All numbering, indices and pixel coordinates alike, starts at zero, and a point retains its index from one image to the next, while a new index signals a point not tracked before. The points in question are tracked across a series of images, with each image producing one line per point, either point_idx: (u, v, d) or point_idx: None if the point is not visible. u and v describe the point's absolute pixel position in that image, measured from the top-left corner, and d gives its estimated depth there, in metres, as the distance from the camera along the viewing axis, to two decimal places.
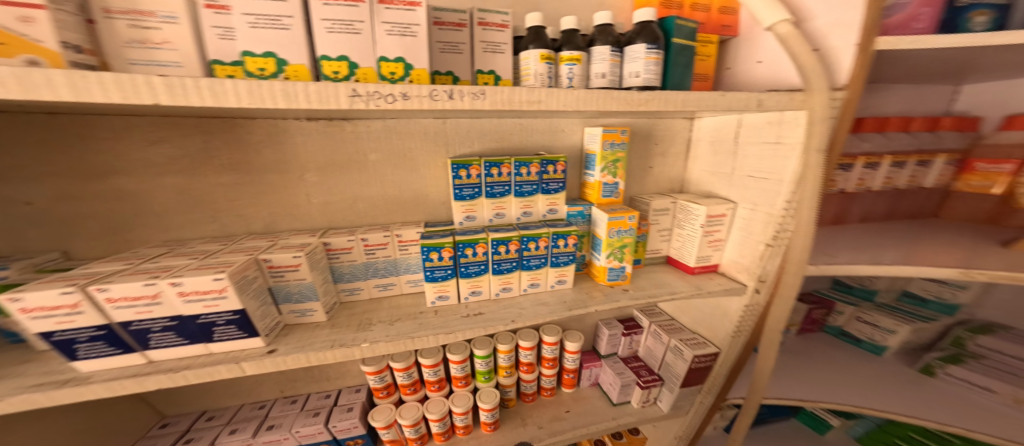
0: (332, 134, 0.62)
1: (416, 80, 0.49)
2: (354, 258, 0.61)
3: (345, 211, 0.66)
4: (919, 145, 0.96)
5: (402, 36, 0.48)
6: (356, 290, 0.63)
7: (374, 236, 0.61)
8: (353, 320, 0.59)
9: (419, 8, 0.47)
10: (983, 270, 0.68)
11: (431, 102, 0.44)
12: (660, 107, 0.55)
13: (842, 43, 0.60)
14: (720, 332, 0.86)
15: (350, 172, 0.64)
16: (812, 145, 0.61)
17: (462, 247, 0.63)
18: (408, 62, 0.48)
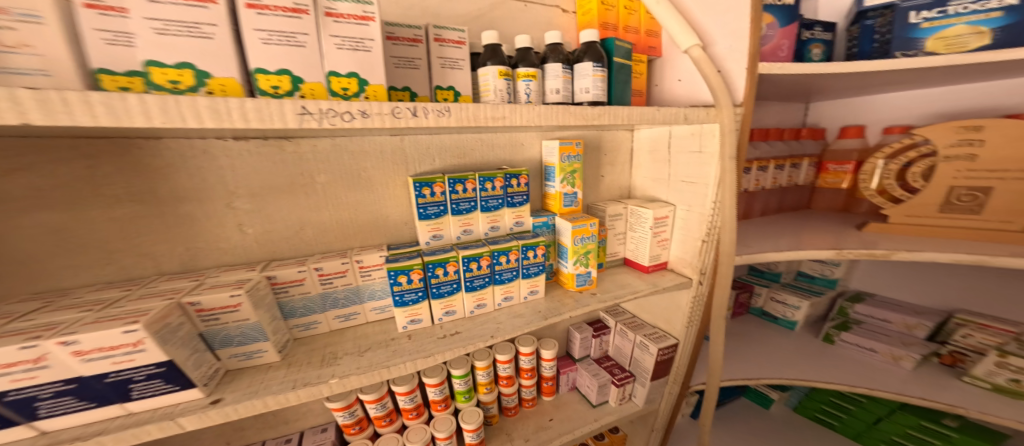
0: (267, 154, 0.55)
1: (373, 96, 0.46)
2: (308, 289, 0.54)
3: (288, 239, 0.59)
4: (790, 151, 1.18)
5: (354, 51, 0.44)
6: (313, 324, 0.55)
7: (331, 264, 0.55)
8: (314, 355, 0.51)
9: (372, 23, 0.45)
10: (850, 250, 0.83)
11: (392, 120, 0.41)
12: (610, 120, 0.58)
13: (736, 67, 0.72)
14: (675, 324, 0.93)
15: (295, 197, 0.57)
16: (725, 154, 0.69)
17: (432, 267, 0.59)
18: (362, 77, 0.45)
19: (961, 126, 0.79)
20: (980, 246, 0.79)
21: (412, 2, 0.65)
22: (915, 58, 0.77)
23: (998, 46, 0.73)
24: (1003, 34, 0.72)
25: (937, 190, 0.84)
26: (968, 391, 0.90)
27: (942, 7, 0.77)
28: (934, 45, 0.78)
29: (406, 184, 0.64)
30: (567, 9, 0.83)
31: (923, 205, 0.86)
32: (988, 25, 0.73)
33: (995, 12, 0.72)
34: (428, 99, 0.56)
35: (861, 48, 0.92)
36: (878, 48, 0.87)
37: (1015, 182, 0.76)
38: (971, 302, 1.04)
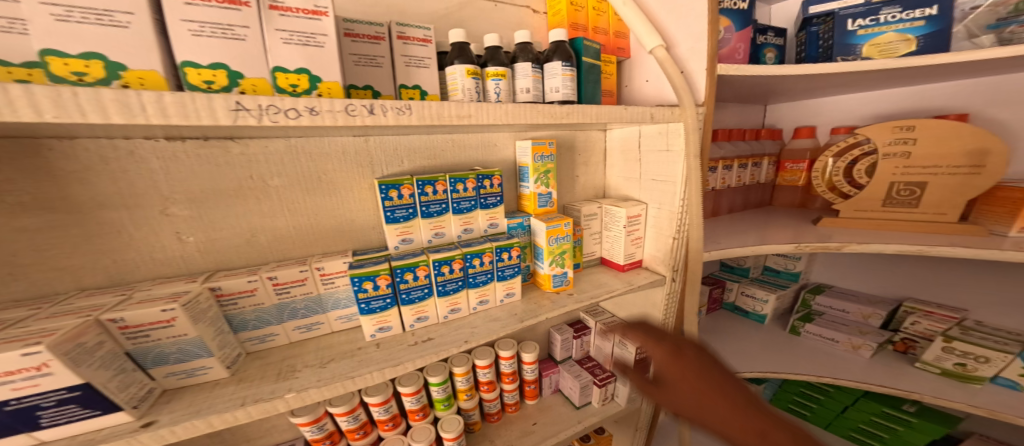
0: (210, 156, 0.50)
1: (325, 94, 0.43)
2: (261, 301, 0.49)
3: (239, 248, 0.54)
4: (752, 150, 1.24)
5: (305, 46, 0.41)
6: (269, 336, 0.51)
7: (288, 272, 0.50)
8: (269, 369, 0.46)
9: (326, 18, 0.42)
10: (808, 243, 0.88)
11: (346, 118, 0.38)
12: (579, 119, 0.58)
13: (697, 68, 0.75)
14: (652, 322, 0.94)
15: (245, 202, 0.53)
16: (690, 152, 0.71)
17: (400, 273, 0.56)
18: (314, 73, 0.42)
19: (897, 126, 0.87)
20: (923, 237, 0.85)
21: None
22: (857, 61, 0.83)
23: (923, 51, 0.82)
24: (927, 40, 0.82)
25: (881, 185, 0.91)
26: (920, 374, 0.96)
27: (875, 15, 0.86)
28: (870, 51, 0.87)
29: (372, 187, 0.61)
30: (538, 9, 0.83)
31: (869, 199, 0.93)
32: (914, 33, 0.82)
33: (918, 21, 0.82)
34: (393, 98, 0.54)
35: (808, 53, 0.99)
36: (823, 53, 0.94)
37: (946, 176, 0.84)
38: (917, 289, 1.11)
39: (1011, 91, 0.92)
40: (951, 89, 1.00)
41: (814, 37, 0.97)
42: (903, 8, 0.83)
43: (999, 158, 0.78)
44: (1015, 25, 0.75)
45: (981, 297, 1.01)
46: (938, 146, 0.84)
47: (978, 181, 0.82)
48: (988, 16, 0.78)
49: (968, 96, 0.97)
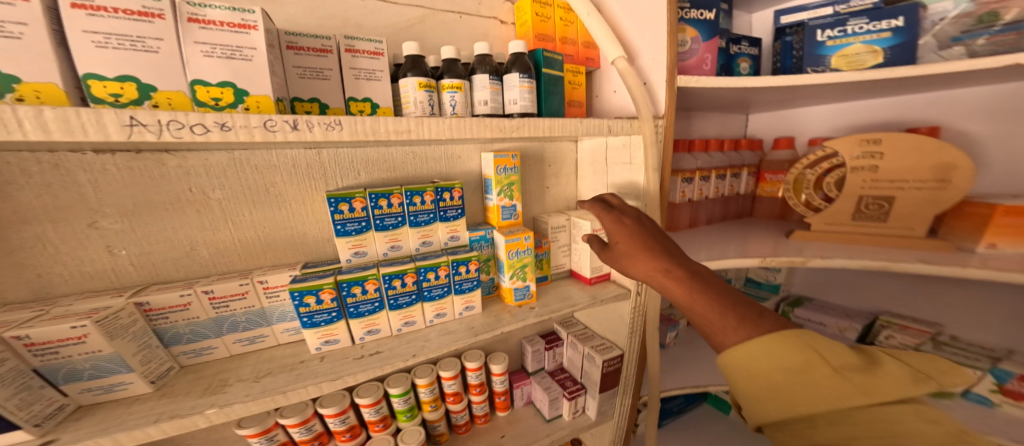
0: (143, 169, 0.50)
1: (251, 108, 0.42)
2: (195, 314, 0.49)
3: (178, 261, 0.54)
4: (730, 161, 1.24)
5: (229, 59, 0.40)
6: (207, 350, 0.50)
7: (226, 286, 0.50)
8: (199, 383, 0.46)
9: (255, 32, 0.42)
10: (775, 257, 0.87)
11: (264, 133, 0.38)
12: (530, 133, 0.59)
13: (658, 79, 0.76)
14: (620, 334, 0.94)
15: (185, 215, 0.53)
16: (649, 165, 0.72)
17: (347, 286, 0.56)
18: (239, 87, 0.41)
19: (864, 139, 0.87)
20: (892, 252, 0.85)
21: (334, 11, 0.62)
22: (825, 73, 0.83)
23: (890, 63, 0.82)
24: (894, 52, 0.82)
25: (850, 199, 0.91)
26: None
27: (842, 26, 0.86)
28: (838, 62, 0.87)
29: (322, 200, 0.61)
30: (505, 20, 0.84)
31: (839, 213, 0.93)
32: (881, 44, 0.82)
33: (885, 32, 0.82)
34: (342, 111, 0.54)
35: (783, 63, 1.00)
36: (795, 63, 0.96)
37: (913, 191, 0.84)
38: (893, 303, 1.09)
39: (985, 104, 0.92)
40: (920, 102, 1.00)
41: (787, 47, 0.99)
42: (870, 19, 0.83)
43: (964, 173, 0.78)
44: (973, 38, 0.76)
45: (953, 311, 1.00)
46: (904, 160, 0.84)
47: (944, 196, 0.81)
48: (954, 27, 0.78)
49: (937, 109, 0.98)
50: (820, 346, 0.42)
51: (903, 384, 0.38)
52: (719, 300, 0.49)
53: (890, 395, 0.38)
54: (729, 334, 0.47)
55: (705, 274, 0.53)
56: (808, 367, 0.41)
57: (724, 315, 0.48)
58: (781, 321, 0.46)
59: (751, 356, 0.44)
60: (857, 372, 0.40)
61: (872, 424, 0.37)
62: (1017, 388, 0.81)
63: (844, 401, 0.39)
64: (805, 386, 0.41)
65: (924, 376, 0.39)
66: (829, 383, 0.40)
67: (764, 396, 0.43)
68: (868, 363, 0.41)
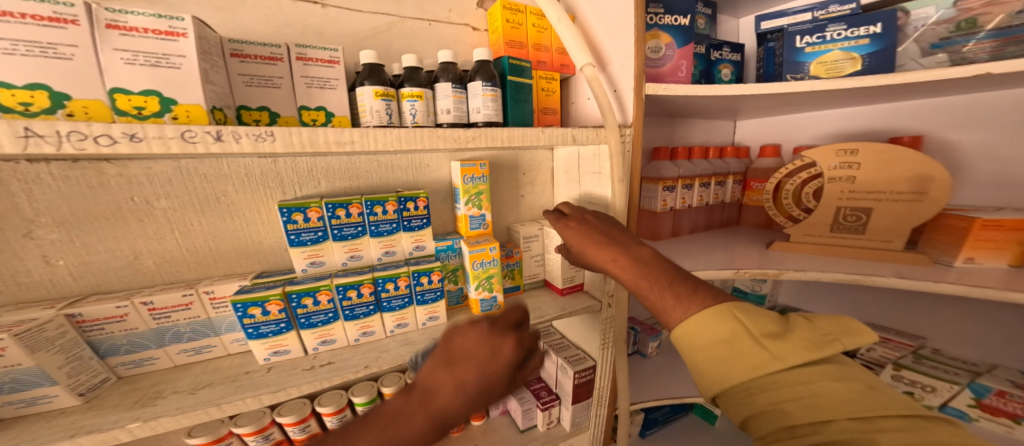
0: (84, 179, 0.50)
1: (179, 117, 0.40)
2: (134, 325, 0.49)
3: (121, 270, 0.54)
4: (715, 169, 1.21)
5: (154, 67, 0.38)
6: (147, 361, 0.51)
7: (166, 298, 0.50)
8: (131, 395, 0.46)
9: (184, 39, 0.40)
10: (749, 269, 0.86)
11: (182, 145, 0.36)
12: (486, 143, 0.59)
13: (627, 87, 0.75)
14: (594, 345, 0.93)
15: (129, 225, 0.53)
16: (616, 176, 0.72)
17: (296, 297, 0.56)
18: (166, 96, 0.39)
19: (840, 149, 0.86)
20: (869, 266, 0.83)
21: (291, 19, 0.63)
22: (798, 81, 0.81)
23: (870, 71, 0.79)
24: (872, 60, 0.78)
25: (828, 210, 0.90)
26: None
27: (821, 33, 0.82)
28: (817, 69, 0.83)
29: (276, 210, 0.61)
30: (478, 27, 0.84)
31: (817, 225, 0.92)
32: (859, 52, 0.79)
33: (863, 39, 0.78)
34: (294, 121, 0.54)
35: (766, 70, 0.96)
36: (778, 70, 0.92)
37: (890, 203, 0.83)
38: (878, 316, 1.07)
39: (973, 112, 0.87)
40: (904, 110, 0.96)
41: (771, 53, 0.95)
42: (848, 25, 0.79)
43: (940, 185, 0.77)
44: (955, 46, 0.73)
45: (937, 325, 0.97)
46: (881, 171, 0.83)
47: (921, 208, 0.80)
48: (933, 33, 0.75)
49: (920, 118, 0.94)
50: (744, 319, 0.48)
51: (810, 347, 0.44)
52: (658, 285, 0.54)
53: (801, 358, 0.43)
54: (670, 315, 0.52)
55: (644, 262, 0.58)
56: (733, 338, 0.47)
57: (664, 298, 0.53)
58: (711, 293, 0.52)
59: (691, 334, 0.49)
60: (774, 340, 0.45)
61: (790, 386, 0.43)
62: (996, 404, 0.78)
63: (765, 367, 0.44)
64: (735, 357, 0.46)
65: (828, 338, 0.45)
66: (752, 352, 0.45)
67: (706, 370, 0.49)
68: (783, 330, 0.46)
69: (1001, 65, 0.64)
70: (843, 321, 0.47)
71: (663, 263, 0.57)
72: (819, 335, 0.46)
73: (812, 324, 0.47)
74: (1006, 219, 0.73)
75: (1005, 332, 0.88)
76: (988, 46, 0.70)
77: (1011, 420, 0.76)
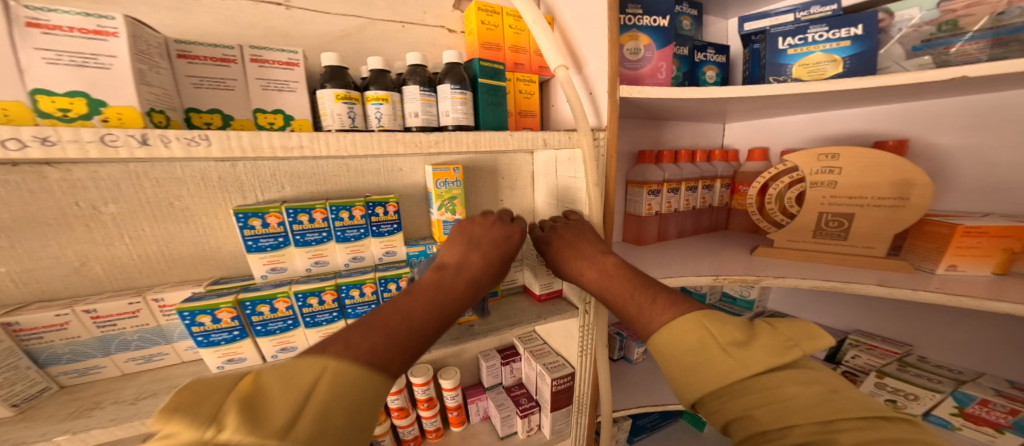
0: (23, 183, 0.49)
1: (110, 120, 0.38)
2: (76, 333, 0.48)
3: (64, 278, 0.54)
4: (701, 173, 1.18)
5: (80, 67, 0.37)
6: (93, 369, 0.50)
7: (113, 305, 0.49)
8: (69, 406, 0.45)
9: (114, 39, 0.38)
10: (729, 275, 0.84)
11: (102, 149, 0.35)
12: (451, 147, 0.57)
13: (602, 90, 0.74)
14: (572, 352, 0.92)
15: (73, 231, 0.53)
16: (591, 181, 0.70)
17: (251, 305, 0.54)
18: (93, 97, 0.37)
19: (821, 154, 0.84)
20: (852, 273, 0.81)
21: (254, 21, 0.64)
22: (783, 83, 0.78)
23: (849, 73, 0.78)
24: (854, 62, 0.77)
25: (810, 215, 0.88)
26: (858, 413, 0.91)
27: (803, 34, 0.81)
28: (799, 71, 0.82)
29: (233, 214, 0.61)
30: (454, 28, 0.82)
31: (800, 230, 0.90)
32: (840, 54, 0.77)
33: (844, 41, 0.77)
34: (249, 124, 0.53)
35: (751, 72, 0.94)
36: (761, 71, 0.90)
37: (873, 209, 0.81)
38: (865, 322, 1.05)
39: (969, 118, 0.84)
40: (890, 113, 0.94)
41: (755, 55, 0.93)
42: (830, 27, 0.78)
43: (923, 190, 0.76)
44: (943, 46, 0.71)
45: (923, 332, 0.95)
46: (864, 176, 0.81)
47: (904, 214, 0.79)
48: (915, 36, 0.74)
49: (904, 121, 0.92)
50: (710, 325, 0.46)
51: (774, 352, 0.42)
52: (623, 296, 0.57)
53: (766, 364, 0.41)
54: (636, 325, 0.54)
55: (610, 274, 0.60)
56: (700, 347, 0.45)
57: (628, 308, 0.55)
58: (672, 301, 0.52)
59: (656, 345, 0.49)
60: (740, 347, 0.43)
61: (759, 393, 0.40)
62: (978, 412, 0.79)
63: (733, 374, 0.41)
64: (703, 365, 0.44)
65: (791, 343, 0.43)
66: (719, 360, 0.43)
67: (678, 380, 0.46)
68: (749, 335, 0.44)
69: (976, 67, 0.64)
70: (804, 326, 0.46)
71: (628, 273, 0.59)
72: (781, 340, 0.44)
73: (775, 329, 0.46)
74: (989, 226, 0.72)
75: (991, 340, 0.86)
76: (971, 48, 0.69)
77: (994, 428, 0.77)
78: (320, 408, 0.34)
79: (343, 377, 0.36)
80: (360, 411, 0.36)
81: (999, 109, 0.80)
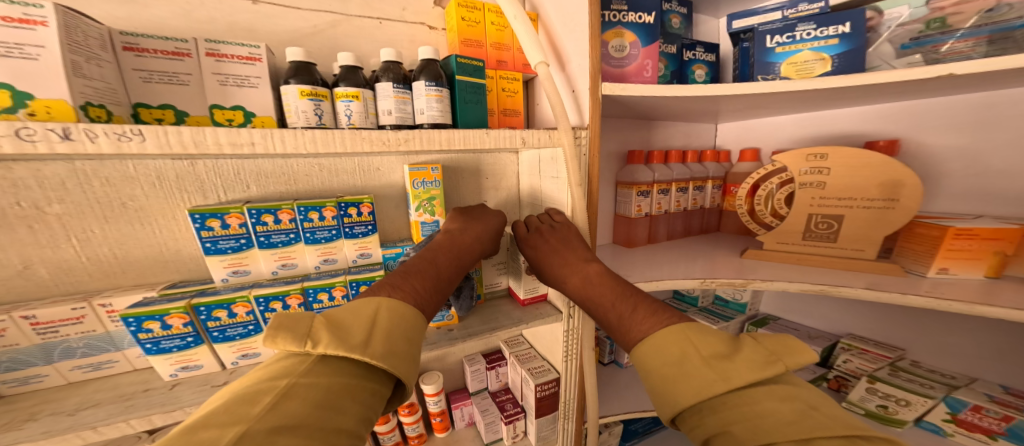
0: None
1: (37, 113, 0.37)
2: (15, 341, 0.51)
3: (8, 283, 0.54)
4: (692, 174, 1.16)
5: (3, 56, 0.35)
6: (37, 377, 0.53)
7: (53, 312, 0.52)
8: (10, 416, 0.48)
9: (44, 28, 0.37)
10: (716, 278, 0.82)
11: (18, 144, 0.33)
12: (422, 145, 0.54)
13: (584, 87, 0.72)
14: (556, 357, 0.89)
15: (15, 231, 0.53)
16: (574, 180, 0.68)
17: (205, 310, 0.55)
18: (19, 89, 0.36)
19: (809, 154, 0.83)
20: (840, 276, 0.79)
21: (215, 15, 0.62)
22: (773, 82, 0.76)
23: (839, 72, 0.75)
24: (842, 60, 0.75)
25: (799, 217, 0.86)
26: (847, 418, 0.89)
27: (791, 32, 0.79)
28: (787, 70, 0.80)
29: (190, 214, 0.61)
30: (435, 26, 0.79)
31: (790, 232, 0.88)
32: (828, 52, 0.75)
33: (832, 39, 0.75)
34: (205, 119, 0.52)
35: (741, 71, 0.91)
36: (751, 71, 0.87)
37: (861, 209, 0.80)
38: (857, 326, 1.03)
39: (963, 117, 0.81)
40: (883, 113, 0.92)
41: (745, 53, 0.90)
42: (817, 25, 0.76)
43: (911, 191, 0.74)
44: (931, 45, 0.70)
45: (916, 336, 0.93)
46: (852, 177, 0.80)
47: (893, 216, 0.77)
48: (903, 34, 0.72)
49: (895, 121, 0.90)
50: (694, 338, 0.44)
51: (756, 366, 0.40)
52: (605, 305, 0.56)
53: (747, 379, 0.39)
54: (617, 332, 0.53)
55: (594, 281, 0.59)
56: (681, 359, 0.43)
57: (610, 317, 0.54)
58: (652, 310, 0.50)
59: (638, 356, 0.47)
60: (722, 360, 0.41)
61: (738, 408, 0.38)
62: (971, 418, 0.77)
63: (712, 388, 0.40)
64: (683, 378, 0.42)
65: (774, 357, 0.41)
66: (699, 373, 0.41)
67: (659, 393, 0.44)
68: (732, 349, 0.42)
69: (961, 65, 0.62)
70: (789, 340, 0.43)
71: (611, 280, 0.58)
72: (764, 354, 0.41)
73: (759, 342, 0.43)
74: (979, 227, 0.70)
75: (986, 345, 0.84)
76: (962, 45, 0.66)
77: (986, 435, 0.75)
78: (386, 333, 0.43)
79: (398, 313, 0.45)
80: (412, 340, 0.45)
81: (992, 108, 0.78)
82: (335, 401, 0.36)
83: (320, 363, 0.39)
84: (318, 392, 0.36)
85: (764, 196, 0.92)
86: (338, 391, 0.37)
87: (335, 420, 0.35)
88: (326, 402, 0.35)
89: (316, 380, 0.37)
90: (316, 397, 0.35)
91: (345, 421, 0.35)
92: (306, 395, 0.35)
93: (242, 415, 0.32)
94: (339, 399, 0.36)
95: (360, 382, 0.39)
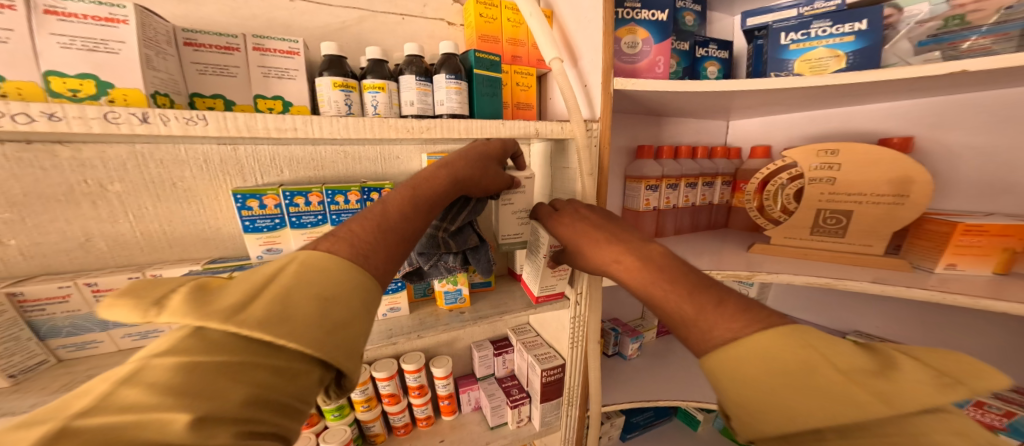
0: (38, 160, 0.55)
1: (116, 100, 0.42)
2: (77, 307, 0.57)
3: (68, 254, 0.60)
4: (701, 169, 1.17)
5: (91, 51, 0.41)
6: (92, 343, 0.59)
7: (111, 281, 0.58)
8: (69, 377, 0.54)
9: (124, 26, 0.43)
10: (721, 271, 0.84)
11: (105, 125, 0.39)
12: (442, 134, 0.58)
13: (595, 82, 0.75)
14: (563, 343, 0.93)
15: (78, 207, 0.59)
16: (586, 170, 0.71)
17: None
18: (101, 79, 0.41)
19: (821, 150, 0.84)
20: (848, 271, 0.81)
21: (257, 12, 0.67)
22: (785, 78, 0.77)
23: (855, 68, 0.76)
24: (858, 56, 0.75)
25: (807, 212, 0.88)
26: None
27: (807, 29, 0.79)
28: (801, 67, 0.80)
29: (231, 195, 0.67)
30: (454, 21, 0.83)
31: (797, 228, 0.90)
32: (843, 49, 0.76)
33: (848, 36, 0.75)
34: (249, 108, 0.56)
35: (753, 67, 0.93)
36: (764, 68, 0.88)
37: (872, 205, 0.81)
38: (864, 323, 1.03)
39: (981, 114, 0.81)
40: (902, 110, 0.91)
41: (758, 51, 0.91)
42: (833, 22, 0.76)
43: (922, 188, 0.75)
44: (950, 41, 0.70)
45: (926, 335, 0.93)
46: (862, 172, 0.81)
47: (902, 212, 0.78)
48: (922, 31, 0.72)
49: (911, 117, 0.90)
50: (824, 346, 0.36)
51: (930, 389, 0.32)
52: (673, 296, 0.47)
53: (915, 404, 0.31)
54: (683, 331, 0.45)
55: (655, 263, 0.51)
56: (802, 369, 0.35)
57: (683, 309, 0.45)
58: (744, 306, 0.42)
59: (724, 361, 0.39)
60: (871, 376, 0.33)
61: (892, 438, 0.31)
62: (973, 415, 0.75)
63: (859, 412, 0.32)
64: (807, 394, 0.34)
65: (951, 379, 0.33)
66: (837, 389, 0.33)
67: (758, 408, 0.37)
68: (882, 365, 0.35)
69: (977, 62, 0.62)
70: (964, 361, 0.35)
71: (678, 265, 0.50)
72: (935, 374, 0.33)
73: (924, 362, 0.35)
74: (989, 224, 0.70)
75: (996, 346, 0.84)
76: (984, 42, 0.66)
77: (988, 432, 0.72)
78: (279, 294, 0.36)
79: (304, 268, 0.39)
80: (329, 299, 0.37)
81: (1011, 105, 0.77)
82: (206, 384, 0.29)
83: (187, 337, 0.32)
84: (185, 372, 0.29)
85: (773, 191, 0.94)
86: (216, 372, 0.30)
87: (208, 407, 0.28)
88: (197, 386, 0.29)
89: (179, 359, 0.30)
90: (179, 378, 0.29)
91: (221, 409, 0.29)
92: (160, 378, 0.29)
93: (65, 412, 0.26)
94: (215, 382, 0.30)
95: (249, 358, 0.32)
